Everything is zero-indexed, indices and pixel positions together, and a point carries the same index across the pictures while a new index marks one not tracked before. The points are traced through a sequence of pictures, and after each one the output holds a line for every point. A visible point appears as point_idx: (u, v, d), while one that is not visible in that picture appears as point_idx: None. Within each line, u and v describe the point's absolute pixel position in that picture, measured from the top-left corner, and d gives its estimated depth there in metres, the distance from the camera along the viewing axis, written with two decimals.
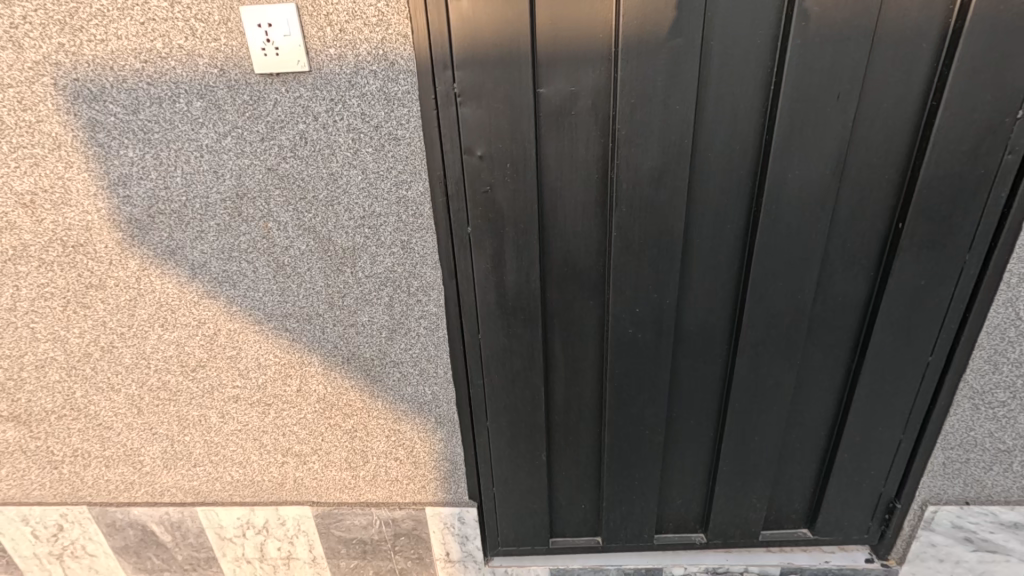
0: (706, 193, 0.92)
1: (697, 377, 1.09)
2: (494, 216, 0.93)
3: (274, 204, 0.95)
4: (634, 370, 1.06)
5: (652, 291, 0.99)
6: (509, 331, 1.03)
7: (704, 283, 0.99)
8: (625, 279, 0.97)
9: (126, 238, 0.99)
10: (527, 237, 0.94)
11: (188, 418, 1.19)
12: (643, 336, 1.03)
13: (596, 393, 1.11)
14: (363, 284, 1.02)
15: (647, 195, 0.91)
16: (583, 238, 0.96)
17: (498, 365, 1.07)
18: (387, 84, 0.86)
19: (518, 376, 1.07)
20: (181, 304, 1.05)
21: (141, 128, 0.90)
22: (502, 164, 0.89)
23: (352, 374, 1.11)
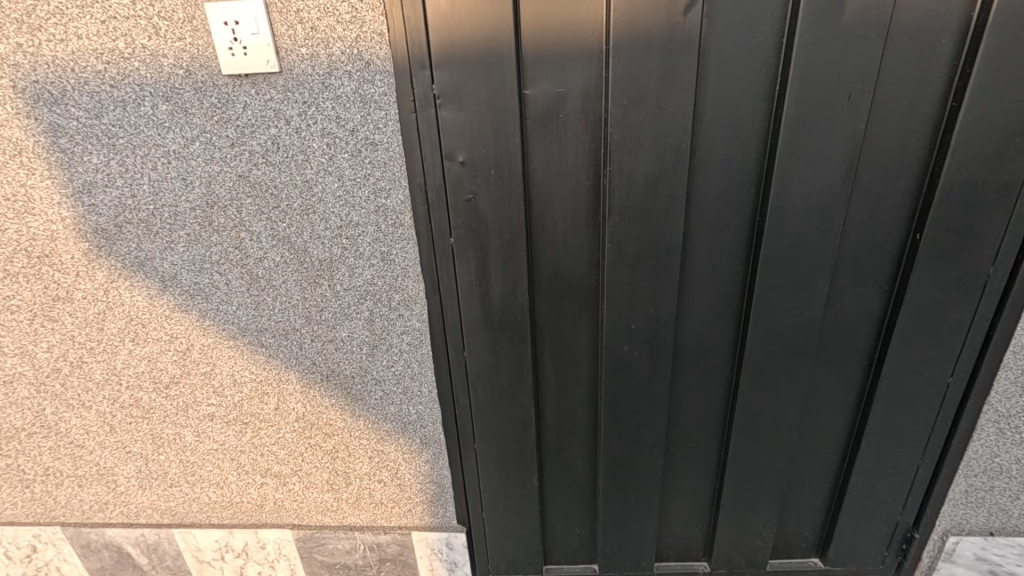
0: (706, 202, 0.85)
1: (698, 397, 1.02)
2: (478, 226, 0.86)
3: (246, 213, 0.90)
4: (630, 389, 0.99)
5: (648, 305, 0.92)
6: (496, 348, 0.96)
7: (704, 297, 0.93)
8: (620, 292, 0.91)
9: (93, 248, 0.94)
10: (514, 248, 0.88)
11: (162, 436, 1.13)
12: (639, 354, 0.96)
13: (590, 413, 1.04)
14: (341, 298, 0.96)
15: (642, 203, 0.84)
16: (573, 248, 0.89)
17: (485, 384, 1.00)
18: (362, 85, 0.81)
19: (506, 395, 1.01)
20: (152, 318, 1.00)
21: (105, 133, 0.85)
22: (486, 171, 0.83)
23: (331, 392, 1.05)
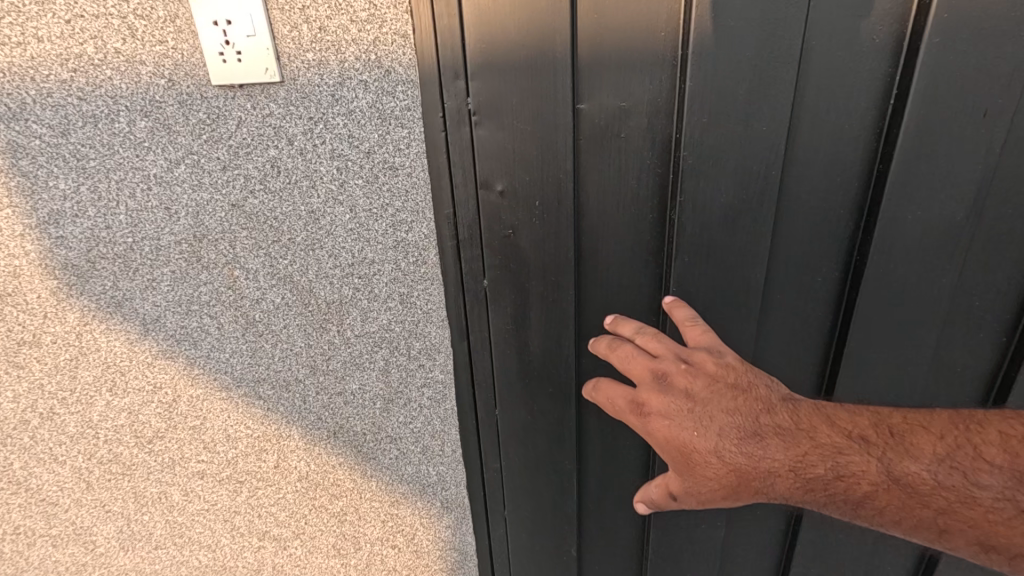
0: (792, 237, 0.71)
1: None
2: (518, 266, 0.73)
3: (240, 248, 0.76)
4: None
5: None
6: (533, 406, 0.82)
7: (783, 347, 0.78)
8: None
9: (62, 287, 0.80)
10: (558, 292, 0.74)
11: (145, 495, 0.99)
12: None
13: (638, 480, 0.89)
14: (352, 345, 0.82)
15: (717, 240, 0.70)
16: (629, 292, 0.74)
17: (519, 444, 0.86)
18: (380, 98, 0.67)
19: (544, 458, 0.86)
20: (132, 365, 0.86)
21: (73, 154, 0.71)
22: (528, 202, 0.69)
23: (339, 450, 0.91)
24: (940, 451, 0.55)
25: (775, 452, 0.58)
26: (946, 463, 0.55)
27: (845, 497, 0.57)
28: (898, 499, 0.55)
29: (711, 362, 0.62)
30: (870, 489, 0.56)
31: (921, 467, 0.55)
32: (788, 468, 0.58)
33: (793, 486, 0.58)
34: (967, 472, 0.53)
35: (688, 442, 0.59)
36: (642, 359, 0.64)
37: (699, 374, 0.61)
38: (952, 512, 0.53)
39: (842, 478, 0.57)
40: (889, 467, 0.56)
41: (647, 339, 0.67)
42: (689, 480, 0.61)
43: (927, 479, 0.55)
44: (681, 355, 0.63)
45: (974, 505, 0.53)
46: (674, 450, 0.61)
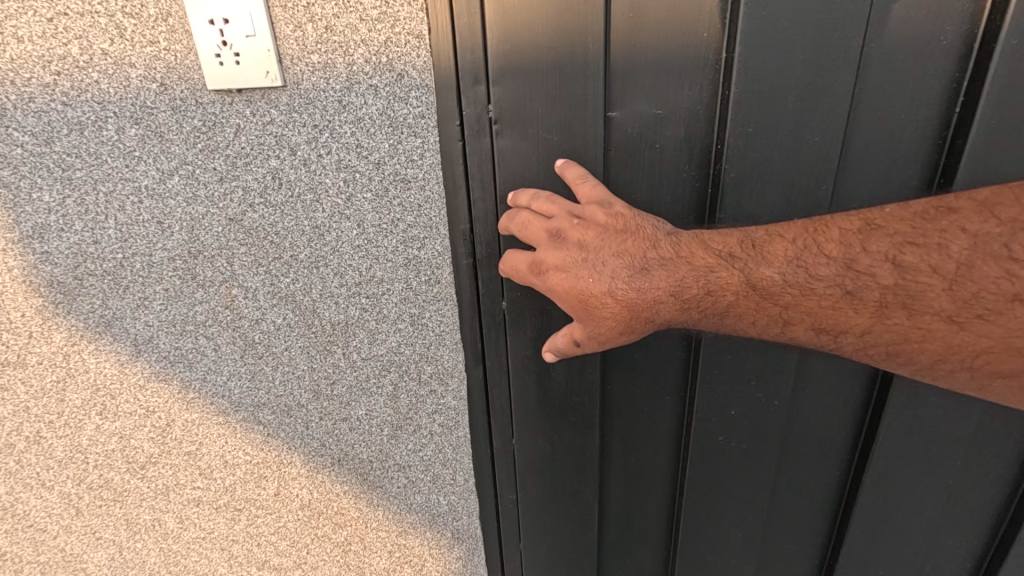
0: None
1: (806, 499, 0.79)
2: (541, 285, 0.68)
3: (238, 265, 0.70)
4: (721, 488, 0.78)
5: (754, 387, 0.71)
6: (552, 433, 0.77)
7: (827, 378, 0.71)
8: (717, 372, 0.70)
9: (48, 305, 0.74)
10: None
11: (138, 522, 0.93)
12: (735, 445, 0.75)
13: (667, 514, 0.83)
14: (358, 369, 0.76)
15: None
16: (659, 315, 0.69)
17: (536, 474, 0.80)
18: (392, 105, 0.62)
19: (562, 489, 0.80)
20: (124, 388, 0.81)
21: (57, 164, 0.65)
22: None
23: (344, 477, 0.85)
24: (826, 259, 0.50)
25: (660, 274, 0.55)
26: (794, 263, 0.51)
27: (717, 314, 0.55)
28: (773, 315, 0.53)
29: (599, 214, 0.57)
30: (733, 301, 0.54)
31: (790, 267, 0.52)
32: (667, 292, 0.55)
33: (677, 310, 0.56)
34: (837, 259, 0.50)
35: (588, 290, 0.56)
36: (539, 223, 0.59)
37: (590, 222, 0.57)
38: (797, 306, 0.51)
39: (717, 294, 0.54)
40: (754, 276, 0.53)
41: (546, 204, 0.59)
42: (588, 328, 0.58)
43: (796, 280, 0.51)
44: (573, 212, 0.58)
45: (836, 307, 0.50)
46: (572, 300, 0.57)
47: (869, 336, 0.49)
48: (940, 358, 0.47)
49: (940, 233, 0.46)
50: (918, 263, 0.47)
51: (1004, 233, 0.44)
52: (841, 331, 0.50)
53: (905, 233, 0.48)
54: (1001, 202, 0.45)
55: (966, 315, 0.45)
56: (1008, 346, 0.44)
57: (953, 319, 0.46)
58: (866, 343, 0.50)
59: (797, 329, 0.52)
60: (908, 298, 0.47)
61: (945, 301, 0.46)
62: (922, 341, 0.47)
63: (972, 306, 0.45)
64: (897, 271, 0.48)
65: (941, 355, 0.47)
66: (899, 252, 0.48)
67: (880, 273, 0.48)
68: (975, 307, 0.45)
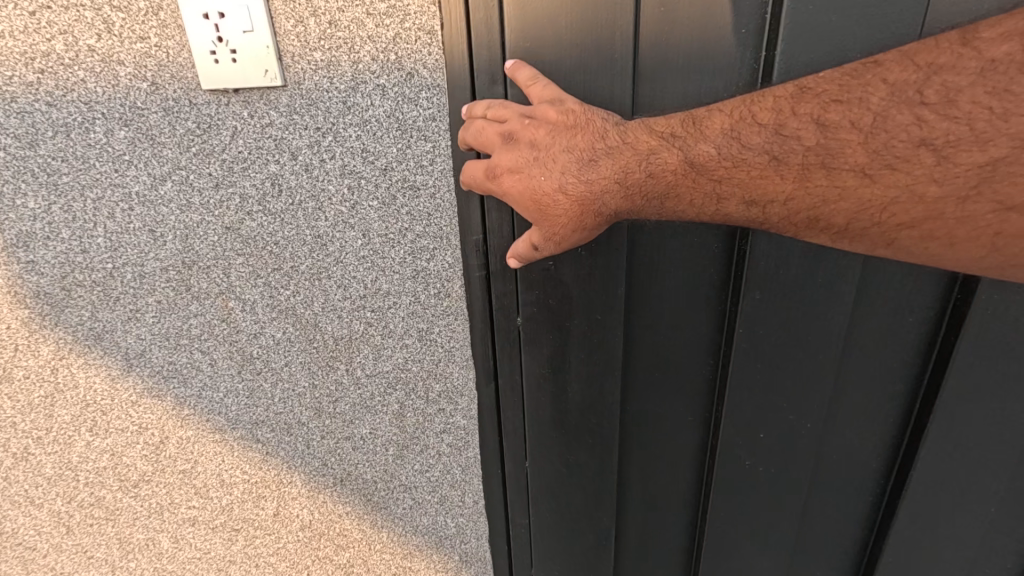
0: (882, 273, 0.60)
1: (834, 526, 0.75)
2: (559, 301, 0.64)
3: (235, 276, 0.66)
4: (745, 515, 0.73)
5: (786, 410, 0.66)
6: (568, 457, 0.72)
7: (861, 399, 0.67)
8: (747, 393, 0.65)
9: (33, 317, 0.70)
10: (603, 333, 0.64)
11: (131, 541, 0.89)
12: (763, 470, 0.70)
13: (687, 537, 0.79)
14: (362, 386, 0.72)
15: (795, 276, 0.59)
16: (685, 333, 0.64)
17: (551, 498, 0.76)
18: (401, 106, 0.57)
19: (577, 514, 0.76)
20: (116, 404, 0.76)
21: (42, 169, 0.61)
22: None
23: (347, 498, 0.81)
24: (758, 127, 0.45)
25: (608, 163, 0.50)
26: (728, 135, 0.46)
27: (658, 204, 0.50)
28: (703, 194, 0.48)
29: (548, 112, 0.51)
30: (665, 185, 0.49)
31: (722, 140, 0.47)
32: (611, 180, 0.49)
33: (624, 200, 0.50)
34: (767, 126, 0.45)
35: (542, 190, 0.50)
36: (492, 129, 0.52)
37: (539, 122, 0.51)
38: (727, 181, 0.47)
39: (655, 175, 0.49)
40: (692, 154, 0.48)
41: (497, 109, 0.53)
42: (542, 230, 0.53)
43: (730, 152, 0.46)
44: (523, 114, 0.52)
45: (762, 175, 0.45)
46: (525, 204, 0.52)
47: (793, 203, 0.45)
48: (854, 217, 0.43)
49: (865, 85, 0.42)
50: (842, 122, 0.42)
51: (919, 79, 0.40)
52: (767, 201, 0.46)
53: (830, 90, 0.43)
54: (922, 49, 0.40)
55: (879, 165, 0.41)
56: (913, 196, 0.41)
57: (867, 173, 0.42)
58: (793, 213, 0.46)
59: (725, 204, 0.48)
60: (827, 158, 0.43)
61: (861, 155, 0.41)
62: (845, 206, 0.43)
63: (884, 157, 0.41)
64: (821, 131, 0.43)
65: (862, 220, 0.43)
66: (824, 110, 0.43)
67: (805, 134, 0.43)
68: (888, 155, 0.41)
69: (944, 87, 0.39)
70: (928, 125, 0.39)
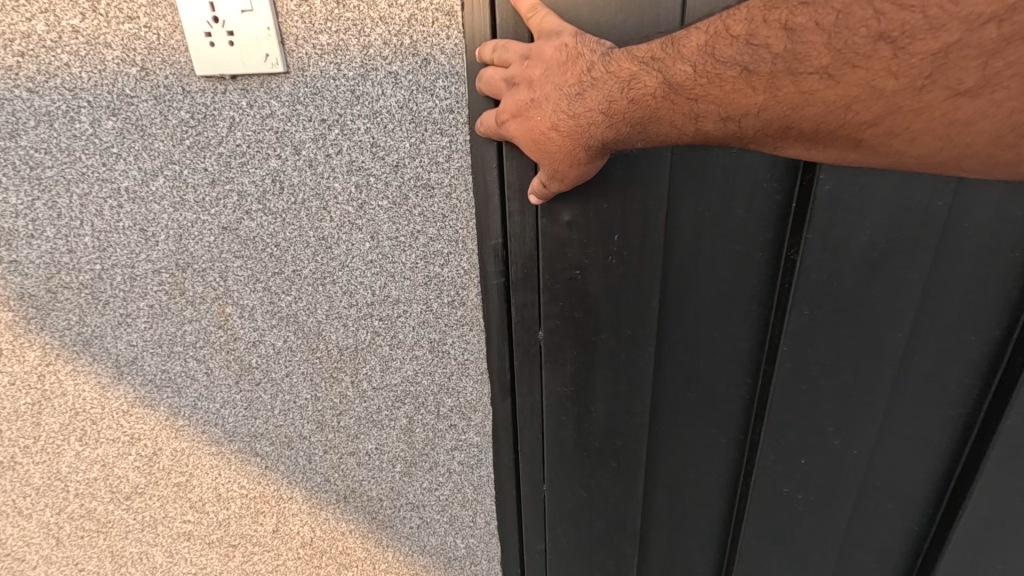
0: (942, 293, 0.58)
1: (877, 547, 0.73)
2: (586, 314, 0.59)
3: (233, 280, 0.61)
4: (779, 534, 0.72)
5: (829, 431, 0.64)
6: (591, 482, 0.69)
7: (908, 419, 0.65)
8: (792, 410, 0.64)
9: (17, 320, 0.65)
10: (636, 349, 0.61)
11: (123, 555, 0.84)
12: (802, 495, 0.68)
13: (716, 553, 0.77)
14: (368, 399, 0.67)
15: (846, 290, 0.57)
16: (722, 345, 0.63)
17: (571, 524, 0.72)
18: (415, 96, 0.52)
19: (599, 540, 0.73)
20: (106, 414, 0.72)
21: (24, 161, 0.56)
22: (605, 237, 0.56)
23: (350, 516, 0.76)
24: (726, 36, 0.39)
25: (593, 94, 0.43)
26: (696, 51, 0.40)
27: (638, 132, 0.44)
28: (681, 115, 0.42)
29: (546, 49, 0.45)
30: (640, 111, 0.43)
31: (693, 56, 0.40)
32: (596, 112, 0.43)
33: (609, 131, 0.44)
34: (739, 37, 0.38)
35: (540, 128, 0.46)
36: (497, 73, 0.48)
37: (537, 61, 0.46)
38: (699, 100, 0.40)
39: (634, 100, 0.42)
40: (667, 73, 0.41)
41: (502, 52, 0.48)
42: (544, 169, 0.49)
43: (699, 68, 0.40)
44: (525, 54, 0.47)
45: (732, 89, 0.39)
46: (528, 147, 0.48)
47: (768, 116, 0.39)
48: (824, 123, 0.38)
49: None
50: (810, 23, 0.36)
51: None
52: (740, 115, 0.40)
53: None
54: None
55: (842, 65, 0.36)
56: (875, 94, 0.36)
57: (831, 74, 0.36)
58: (766, 126, 0.40)
59: (699, 124, 0.42)
60: (795, 63, 0.37)
61: (823, 54, 0.36)
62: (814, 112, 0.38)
63: (845, 55, 0.35)
64: (788, 35, 0.36)
65: (834, 126, 0.38)
66: (792, 13, 0.36)
67: (773, 39, 0.37)
68: (851, 52, 0.35)
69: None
70: (886, 17, 0.34)
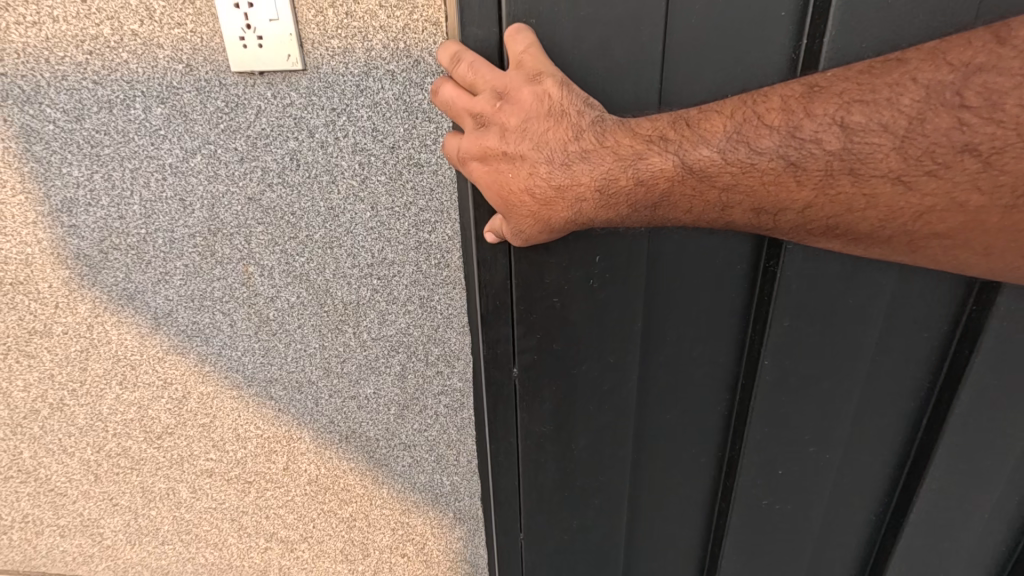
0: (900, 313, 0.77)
1: (840, 492, 0.92)
2: (563, 345, 0.73)
3: (256, 243, 0.73)
4: (761, 526, 0.91)
5: (815, 408, 0.82)
6: (578, 482, 0.84)
7: (876, 395, 0.84)
8: (785, 395, 0.80)
9: (73, 277, 0.77)
10: (622, 370, 0.78)
11: (153, 490, 0.97)
12: (788, 463, 0.85)
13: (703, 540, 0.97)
14: (368, 348, 0.78)
15: (832, 299, 0.73)
16: (694, 368, 0.81)
17: (553, 523, 0.86)
18: (408, 90, 0.64)
19: (585, 516, 0.87)
20: (143, 360, 0.84)
21: (87, 140, 0.68)
22: (582, 256, 0.68)
23: (350, 455, 0.88)
24: (766, 130, 0.51)
25: (585, 168, 0.55)
26: (734, 138, 0.52)
27: (648, 200, 0.56)
28: (709, 196, 0.54)
29: (525, 95, 0.54)
30: (674, 184, 0.54)
31: (722, 143, 0.53)
32: (595, 188, 0.55)
33: (608, 203, 0.56)
34: (780, 129, 0.51)
35: (507, 182, 0.56)
36: (464, 99, 0.56)
37: (510, 105, 0.55)
38: (734, 185, 0.53)
39: (665, 180, 0.54)
40: (688, 158, 0.54)
41: (474, 76, 0.55)
42: (511, 224, 0.59)
43: (736, 158, 0.52)
44: (501, 92, 0.55)
45: (769, 176, 0.52)
46: (492, 196, 0.58)
47: (810, 211, 0.52)
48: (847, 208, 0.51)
49: (876, 86, 0.48)
50: (877, 125, 0.48)
51: (960, 81, 0.46)
52: (773, 195, 0.52)
53: (850, 91, 0.49)
54: (952, 49, 0.47)
55: (917, 173, 0.47)
56: (954, 205, 0.48)
57: (902, 178, 0.48)
58: (812, 218, 0.53)
59: (727, 199, 0.54)
60: (855, 163, 0.49)
61: (895, 161, 0.48)
62: (844, 206, 0.51)
63: (924, 164, 0.47)
64: (843, 135, 0.49)
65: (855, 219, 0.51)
66: (847, 113, 0.49)
67: (825, 140, 0.49)
68: (928, 163, 0.47)
69: (986, 90, 0.45)
70: (971, 127, 0.46)
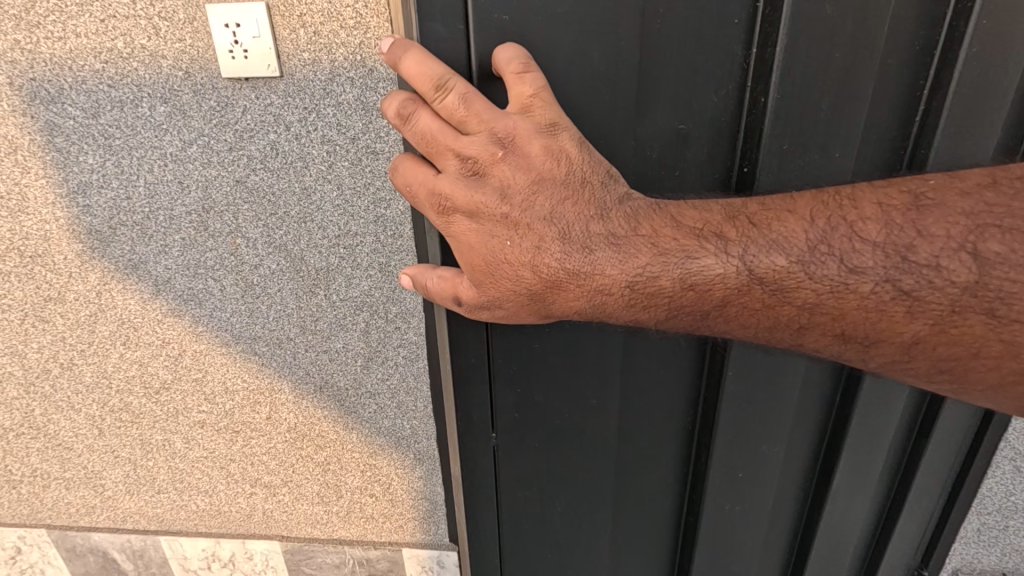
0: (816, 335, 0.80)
1: (779, 502, 0.94)
2: (543, 396, 0.77)
3: (242, 219, 0.88)
4: (718, 540, 0.92)
5: (758, 428, 0.84)
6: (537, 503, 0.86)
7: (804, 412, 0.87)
8: (737, 421, 0.82)
9: (85, 250, 0.92)
10: (600, 419, 0.81)
11: (151, 442, 1.10)
12: (738, 478, 0.88)
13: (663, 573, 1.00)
14: (337, 308, 0.94)
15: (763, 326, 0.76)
16: (670, 411, 0.84)
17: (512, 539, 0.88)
18: (365, 93, 0.80)
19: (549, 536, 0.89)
20: (144, 322, 0.98)
21: (101, 134, 0.83)
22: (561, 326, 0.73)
23: (324, 404, 1.03)
24: (864, 245, 0.54)
25: (619, 265, 0.57)
26: (819, 250, 0.55)
27: (708, 305, 0.58)
28: (789, 311, 0.57)
29: (533, 148, 0.55)
30: (733, 293, 0.57)
31: (802, 257, 0.56)
32: (627, 285, 0.57)
33: (647, 300, 0.58)
34: (868, 245, 0.54)
35: (506, 255, 0.57)
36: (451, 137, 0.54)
37: (512, 154, 0.55)
38: (817, 307, 0.56)
39: (747, 296, 0.57)
40: (756, 266, 0.57)
41: (472, 117, 0.54)
42: (490, 297, 0.59)
43: (826, 277, 0.55)
44: (497, 136, 0.54)
45: (862, 302, 0.54)
46: (479, 256, 0.57)
47: (917, 341, 0.54)
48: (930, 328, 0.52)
49: (1015, 210, 0.49)
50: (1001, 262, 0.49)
51: None
52: (848, 317, 0.55)
53: (972, 216, 0.51)
54: None
55: None
56: None
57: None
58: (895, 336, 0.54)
59: (810, 314, 0.56)
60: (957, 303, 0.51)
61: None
62: (969, 348, 0.52)
63: None
64: (973, 264, 0.50)
65: (976, 361, 0.52)
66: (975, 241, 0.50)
67: (950, 270, 0.51)
68: None
69: None
70: None
